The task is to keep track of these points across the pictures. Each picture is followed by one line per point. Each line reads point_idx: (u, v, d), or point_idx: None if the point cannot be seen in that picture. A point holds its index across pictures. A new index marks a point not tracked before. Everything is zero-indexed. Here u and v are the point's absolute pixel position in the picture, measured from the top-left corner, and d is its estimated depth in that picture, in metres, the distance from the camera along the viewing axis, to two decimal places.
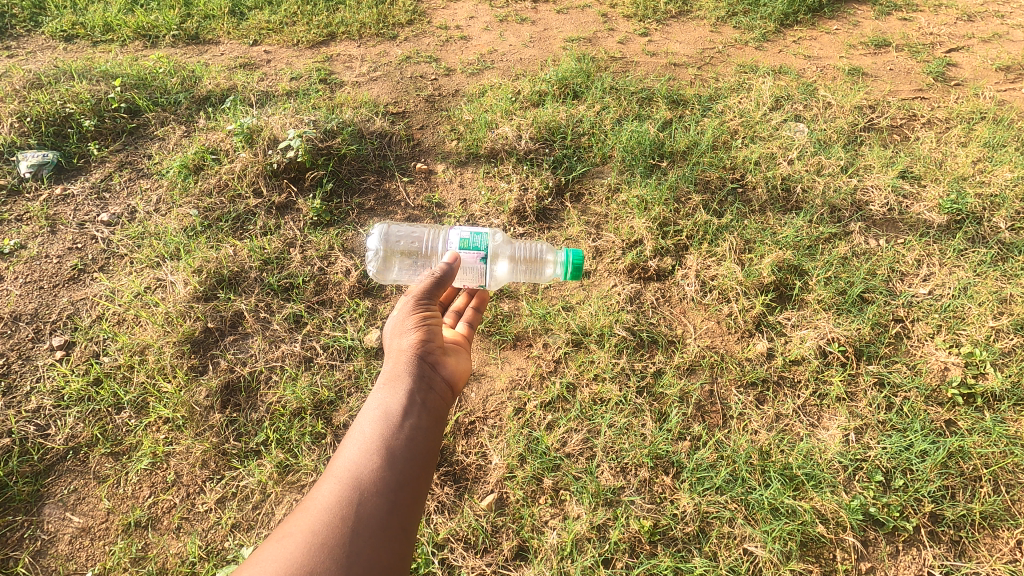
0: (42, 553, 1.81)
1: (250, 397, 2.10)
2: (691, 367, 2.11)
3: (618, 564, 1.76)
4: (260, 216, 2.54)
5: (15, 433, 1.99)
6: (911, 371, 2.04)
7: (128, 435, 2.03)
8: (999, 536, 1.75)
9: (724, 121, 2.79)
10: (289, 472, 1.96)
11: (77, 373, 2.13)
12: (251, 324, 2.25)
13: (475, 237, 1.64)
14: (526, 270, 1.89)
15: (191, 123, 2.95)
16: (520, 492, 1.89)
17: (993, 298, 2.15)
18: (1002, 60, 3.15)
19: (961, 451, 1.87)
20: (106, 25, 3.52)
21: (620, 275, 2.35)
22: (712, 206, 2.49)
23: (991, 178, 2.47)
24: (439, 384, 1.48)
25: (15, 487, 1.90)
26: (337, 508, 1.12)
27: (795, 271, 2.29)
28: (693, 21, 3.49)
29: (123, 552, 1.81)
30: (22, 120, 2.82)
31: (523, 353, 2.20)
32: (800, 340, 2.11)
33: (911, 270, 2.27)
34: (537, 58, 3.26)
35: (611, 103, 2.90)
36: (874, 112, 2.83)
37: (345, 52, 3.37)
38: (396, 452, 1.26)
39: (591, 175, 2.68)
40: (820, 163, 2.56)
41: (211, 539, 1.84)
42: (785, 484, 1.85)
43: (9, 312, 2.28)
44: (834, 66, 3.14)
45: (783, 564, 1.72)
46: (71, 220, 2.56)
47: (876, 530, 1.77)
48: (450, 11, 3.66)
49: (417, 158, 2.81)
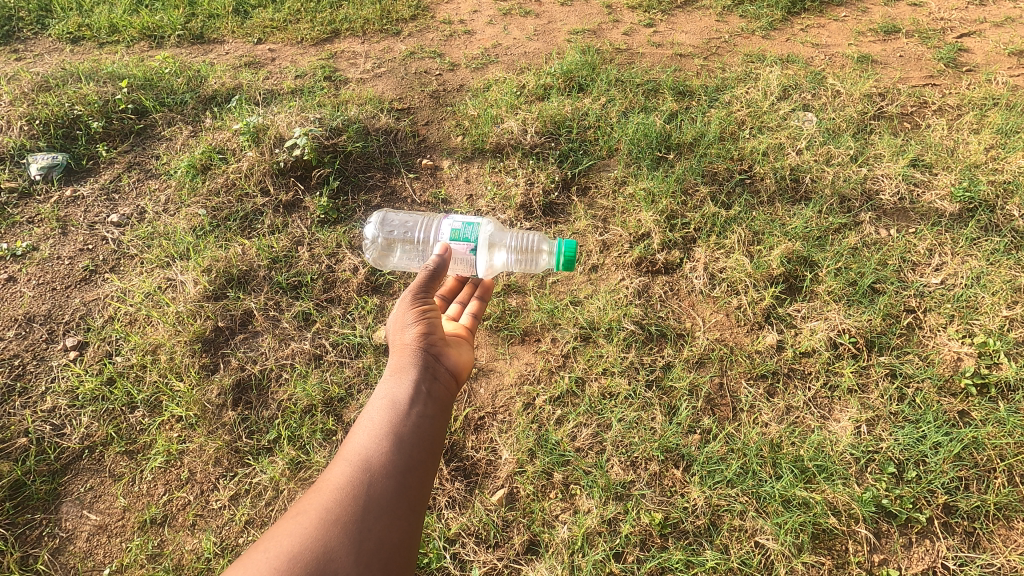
0: (62, 550, 1.85)
1: (261, 395, 2.12)
2: (701, 360, 2.10)
3: (629, 557, 1.76)
4: (268, 215, 2.55)
5: (31, 433, 2.02)
6: (923, 362, 2.02)
7: (142, 434, 2.05)
8: (1014, 528, 1.74)
9: (732, 111, 2.76)
10: (302, 469, 1.98)
11: (91, 373, 2.16)
12: (261, 323, 2.26)
13: (466, 228, 1.70)
14: (520, 260, 1.95)
15: (198, 123, 2.95)
16: (531, 487, 1.90)
17: (1007, 287, 2.12)
18: (1015, 44, 3.09)
19: (975, 442, 1.85)
20: (112, 26, 3.54)
21: (628, 269, 2.34)
22: (720, 197, 2.47)
23: (1004, 165, 2.43)
24: (443, 374, 1.47)
25: (33, 485, 1.94)
26: (348, 489, 1.14)
27: (805, 262, 2.26)
28: (699, 10, 3.44)
29: (139, 549, 1.85)
30: (31, 123, 2.84)
31: (532, 348, 2.20)
32: (810, 332, 2.09)
33: (922, 259, 2.24)
34: (541, 51, 3.24)
35: (617, 94, 2.87)
36: (884, 100, 2.79)
37: (349, 49, 3.36)
38: (404, 437, 1.26)
39: (597, 169, 2.67)
40: (829, 152, 2.52)
41: (226, 535, 1.88)
42: (797, 476, 1.85)
43: (24, 313, 2.31)
44: (844, 54, 3.10)
45: (794, 557, 1.73)
46: (82, 221, 2.59)
47: (889, 522, 1.76)
48: (453, 6, 3.62)
49: (423, 154, 2.80)
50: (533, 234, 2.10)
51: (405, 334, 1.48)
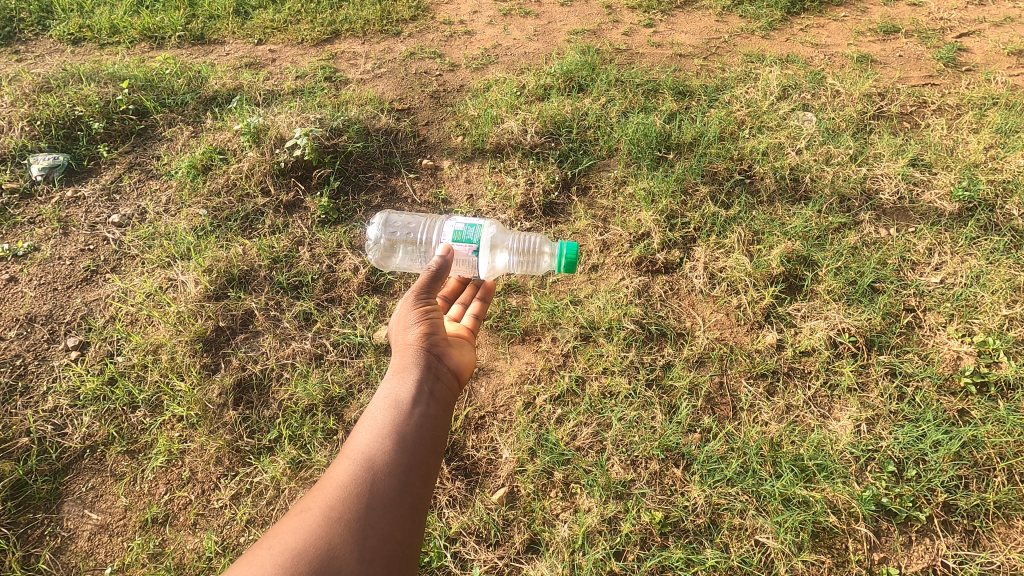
0: (63, 550, 1.85)
1: (262, 394, 2.13)
2: (701, 359, 2.10)
3: (629, 556, 1.77)
4: (269, 215, 2.56)
5: (33, 432, 2.03)
6: (922, 361, 2.02)
7: (143, 434, 2.05)
8: (1014, 526, 1.75)
9: (731, 111, 2.76)
10: (302, 468, 1.98)
11: (92, 373, 2.16)
12: (262, 323, 2.27)
13: (469, 230, 1.71)
14: (521, 262, 1.96)
15: (199, 123, 2.96)
16: (531, 486, 1.90)
17: (1006, 286, 2.13)
18: (1014, 44, 3.10)
19: (975, 441, 1.86)
20: (112, 27, 3.54)
21: (628, 268, 2.34)
22: (719, 197, 2.47)
23: (1003, 164, 2.43)
24: (446, 374, 1.48)
25: (35, 485, 1.94)
26: (351, 487, 1.14)
27: (804, 261, 2.27)
28: (699, 11, 3.45)
29: (140, 548, 1.85)
30: (33, 124, 2.84)
31: (532, 347, 2.20)
32: (810, 331, 2.10)
33: (922, 259, 2.25)
34: (541, 51, 3.25)
35: (617, 95, 2.88)
36: (883, 99, 2.79)
37: (349, 50, 3.37)
38: (407, 436, 1.27)
39: (596, 168, 2.67)
40: (829, 152, 2.52)
41: (227, 535, 1.88)
42: (797, 475, 1.85)
43: (25, 313, 2.31)
44: (843, 54, 3.10)
45: (794, 556, 1.73)
46: (83, 222, 2.59)
47: (888, 521, 1.77)
48: (453, 6, 3.63)
49: (423, 155, 2.81)
50: (535, 236, 2.10)
51: (407, 334, 1.49)
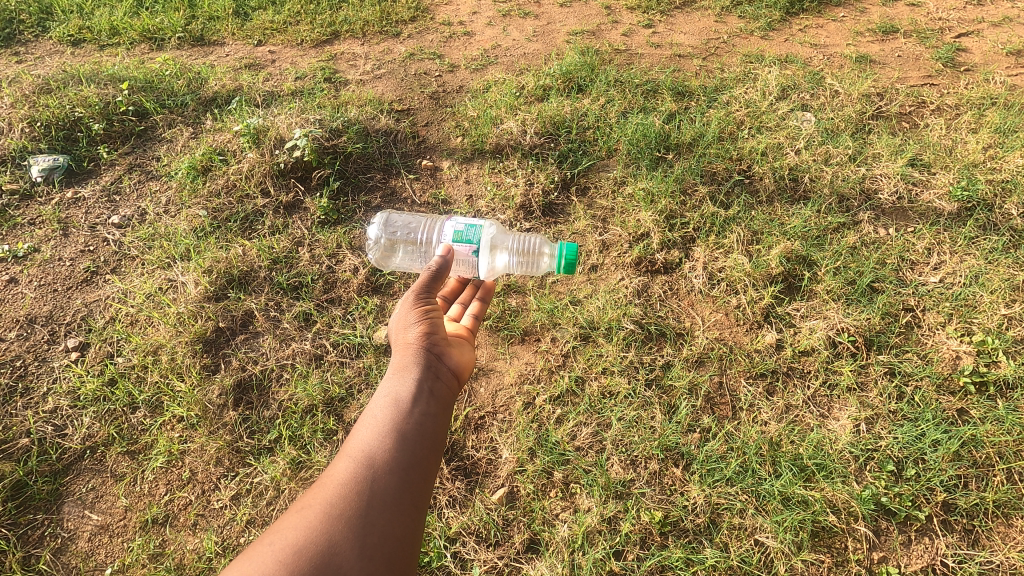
0: (63, 550, 1.85)
1: (262, 395, 2.13)
2: (700, 359, 2.11)
3: (629, 555, 1.77)
4: (268, 216, 2.56)
5: (33, 433, 2.03)
6: (921, 361, 2.03)
7: (143, 435, 2.06)
8: (1013, 525, 1.75)
9: (731, 111, 2.76)
10: (302, 469, 1.98)
11: (92, 374, 2.16)
12: (262, 324, 2.27)
13: (469, 230, 1.71)
14: (521, 262, 1.97)
15: (199, 124, 2.96)
16: (531, 486, 1.91)
17: (1005, 285, 2.13)
18: (1013, 44, 3.10)
19: (974, 440, 1.86)
20: (112, 29, 3.54)
21: (627, 269, 2.35)
22: (719, 197, 2.48)
23: (1002, 164, 2.44)
24: (446, 373, 1.48)
25: (35, 485, 1.94)
26: (352, 485, 1.14)
27: (803, 261, 2.27)
28: (698, 11, 3.45)
29: (141, 549, 1.85)
30: (33, 125, 2.85)
31: (532, 347, 2.21)
32: (809, 331, 2.10)
33: (921, 258, 2.25)
34: (541, 52, 3.25)
35: (616, 95, 2.88)
36: (882, 100, 2.80)
37: (348, 51, 3.37)
38: (407, 434, 1.27)
39: (596, 169, 2.67)
40: (827, 152, 2.53)
41: (227, 535, 1.88)
42: (796, 475, 1.85)
43: (25, 314, 2.31)
44: (842, 54, 3.11)
45: (794, 555, 1.74)
46: (83, 223, 2.60)
47: (888, 520, 1.77)
48: (453, 7, 3.64)
49: (423, 155, 2.81)
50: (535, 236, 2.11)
51: (408, 333, 1.49)
